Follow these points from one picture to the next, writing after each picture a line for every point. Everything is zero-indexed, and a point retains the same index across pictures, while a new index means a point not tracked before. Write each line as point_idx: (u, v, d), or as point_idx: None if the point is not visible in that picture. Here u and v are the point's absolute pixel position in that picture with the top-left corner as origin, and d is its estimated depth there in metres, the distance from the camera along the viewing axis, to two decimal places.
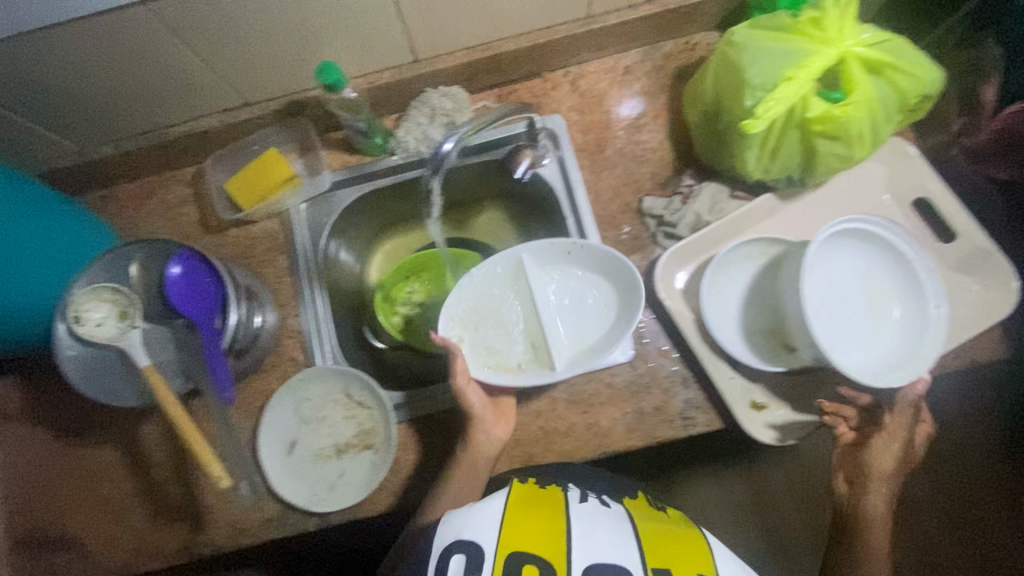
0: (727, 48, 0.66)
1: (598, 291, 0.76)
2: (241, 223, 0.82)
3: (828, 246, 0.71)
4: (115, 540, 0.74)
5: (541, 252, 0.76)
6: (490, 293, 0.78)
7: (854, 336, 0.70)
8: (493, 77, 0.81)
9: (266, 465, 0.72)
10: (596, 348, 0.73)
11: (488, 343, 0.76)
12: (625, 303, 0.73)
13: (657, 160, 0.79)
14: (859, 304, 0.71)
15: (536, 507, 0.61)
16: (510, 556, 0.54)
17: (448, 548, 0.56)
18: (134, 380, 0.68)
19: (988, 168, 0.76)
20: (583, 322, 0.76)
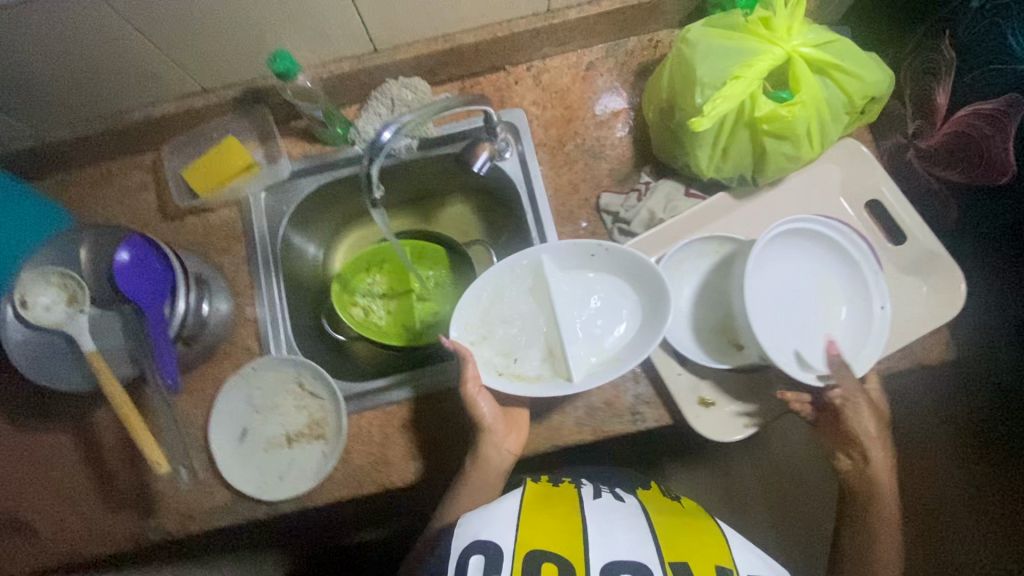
0: (681, 45, 0.67)
1: (620, 297, 0.74)
2: (199, 210, 0.81)
3: (776, 245, 0.72)
4: (63, 526, 0.74)
5: (562, 254, 0.73)
6: (504, 294, 0.75)
7: (801, 334, 0.71)
8: (456, 69, 0.81)
9: (216, 452, 0.72)
10: (618, 359, 0.70)
11: (502, 346, 0.75)
12: (650, 311, 0.71)
13: (616, 157, 0.80)
14: (807, 303, 0.72)
15: (549, 509, 0.62)
16: (527, 554, 0.55)
17: (464, 550, 0.57)
18: (80, 365, 0.68)
19: (942, 169, 0.76)
20: (602, 328, 0.73)
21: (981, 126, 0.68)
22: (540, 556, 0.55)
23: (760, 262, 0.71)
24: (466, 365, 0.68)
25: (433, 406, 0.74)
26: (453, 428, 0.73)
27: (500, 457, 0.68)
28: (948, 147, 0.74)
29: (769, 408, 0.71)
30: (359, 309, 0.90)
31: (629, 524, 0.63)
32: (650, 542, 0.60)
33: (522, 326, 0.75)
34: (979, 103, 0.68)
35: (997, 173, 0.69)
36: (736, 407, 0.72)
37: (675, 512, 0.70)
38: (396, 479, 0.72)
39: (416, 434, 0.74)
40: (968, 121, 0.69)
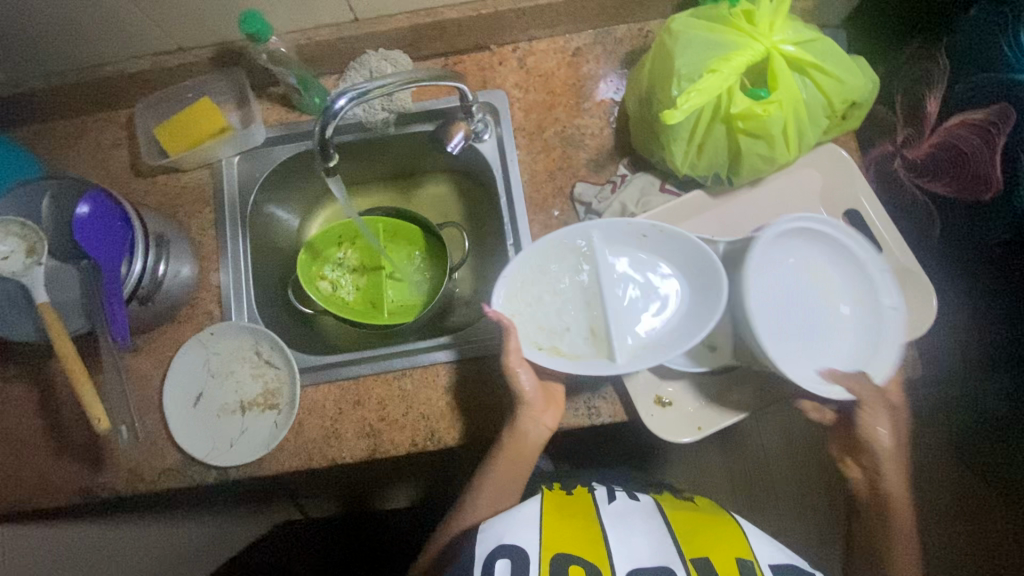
0: (664, 36, 0.65)
1: (673, 282, 0.70)
2: (171, 170, 0.80)
3: (778, 242, 0.67)
4: (14, 476, 0.74)
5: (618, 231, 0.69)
6: (546, 268, 0.71)
7: (810, 341, 0.65)
8: (439, 45, 0.79)
9: (169, 415, 0.72)
10: (663, 344, 0.68)
11: (540, 321, 0.71)
12: (699, 298, 0.68)
13: (595, 146, 0.78)
14: (813, 307, 0.67)
15: (570, 518, 0.61)
16: (553, 558, 0.55)
17: (490, 556, 0.56)
18: (35, 317, 0.68)
19: (922, 182, 0.74)
20: (650, 313, 0.70)
21: (969, 137, 0.66)
22: (566, 559, 0.55)
23: (762, 259, 0.65)
24: (511, 337, 0.65)
25: (389, 384, 0.74)
26: (408, 408, 0.73)
27: (538, 432, 0.67)
28: (935, 160, 0.72)
29: (725, 411, 0.71)
30: (327, 283, 0.90)
31: (644, 528, 0.62)
32: (670, 542, 0.59)
33: (567, 300, 0.72)
34: (968, 113, 0.67)
35: (982, 185, 0.68)
36: (691, 408, 0.71)
37: (691, 512, 0.67)
38: (346, 455, 0.71)
39: (370, 411, 0.73)
40: (955, 132, 0.68)
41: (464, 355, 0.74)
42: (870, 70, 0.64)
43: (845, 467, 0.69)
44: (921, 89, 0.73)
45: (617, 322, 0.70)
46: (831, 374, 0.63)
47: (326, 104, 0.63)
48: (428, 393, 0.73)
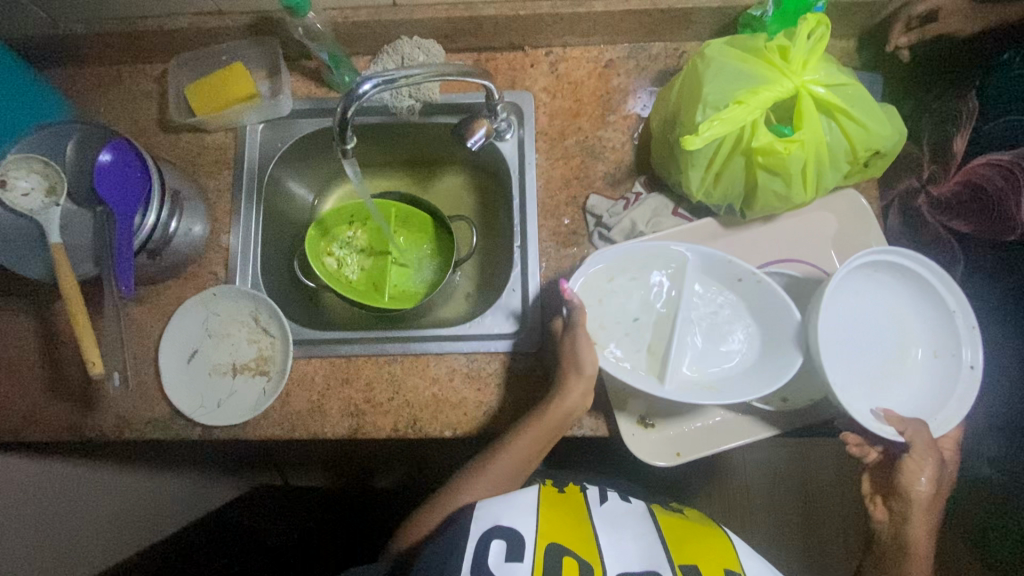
0: (697, 60, 0.65)
1: (749, 327, 0.68)
2: (196, 129, 0.82)
3: (853, 280, 0.66)
4: (8, 406, 0.75)
5: (713, 261, 0.67)
6: (634, 275, 0.70)
7: (868, 379, 0.66)
8: (473, 39, 0.80)
9: (162, 368, 0.74)
10: (715, 388, 0.66)
11: (604, 319, 0.69)
12: (769, 356, 0.66)
13: (615, 160, 0.78)
14: (878, 347, 0.67)
15: (562, 513, 0.60)
16: (549, 547, 0.54)
17: (483, 535, 0.54)
18: (45, 255, 0.69)
19: (947, 220, 0.71)
20: (718, 354, 0.68)
21: (995, 177, 0.65)
22: (558, 551, 0.54)
23: (838, 293, 0.65)
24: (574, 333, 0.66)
25: (379, 367, 0.75)
26: (395, 393, 0.74)
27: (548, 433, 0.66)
28: (959, 200, 0.69)
29: (705, 441, 0.69)
30: (332, 260, 0.91)
31: (632, 531, 0.61)
32: (659, 548, 0.58)
33: (637, 312, 0.70)
34: (994, 154, 0.65)
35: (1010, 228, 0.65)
36: (718, 419, 0.70)
37: (680, 520, 0.66)
38: (327, 430, 0.73)
39: (357, 391, 0.74)
40: (982, 170, 0.66)
41: (456, 349, 0.75)
42: (898, 121, 0.64)
43: (873, 506, 0.67)
44: (951, 128, 0.71)
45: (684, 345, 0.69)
46: (882, 413, 0.63)
47: (352, 87, 0.63)
48: (416, 382, 0.74)
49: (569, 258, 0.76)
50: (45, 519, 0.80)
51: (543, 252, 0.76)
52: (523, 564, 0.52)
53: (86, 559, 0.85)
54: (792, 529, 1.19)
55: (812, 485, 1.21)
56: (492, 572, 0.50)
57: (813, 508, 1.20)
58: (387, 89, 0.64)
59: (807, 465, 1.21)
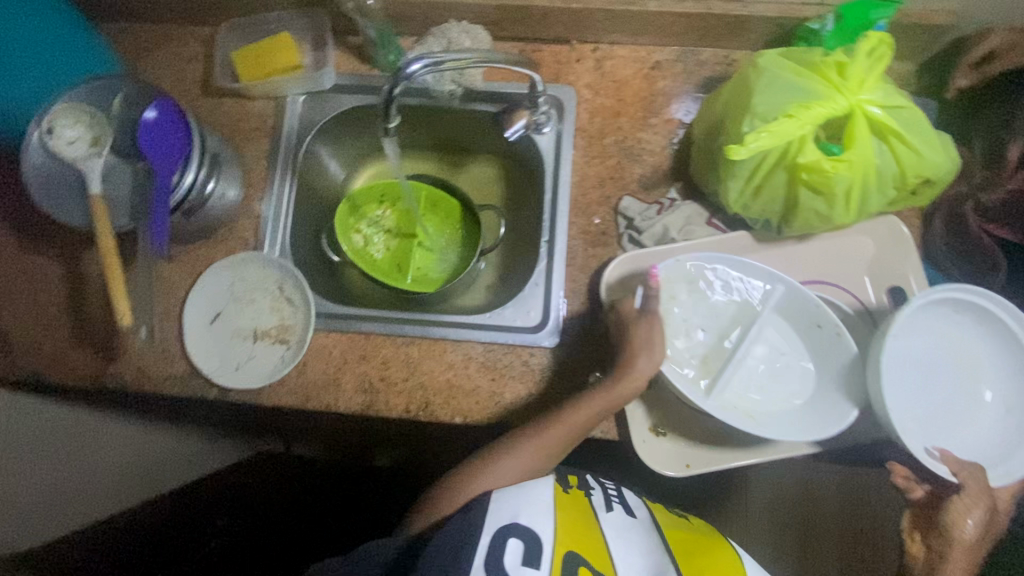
0: (749, 69, 0.64)
1: (809, 377, 0.66)
2: (239, 95, 0.82)
3: (926, 314, 0.64)
4: (35, 348, 0.78)
5: (800, 299, 0.66)
6: (713, 291, 0.69)
7: (929, 417, 0.62)
8: (521, 29, 0.79)
9: (186, 327, 0.75)
10: (755, 417, 0.64)
11: (673, 321, 0.68)
12: (817, 410, 0.64)
13: (653, 163, 0.77)
14: (945, 388, 0.63)
15: (572, 520, 0.57)
16: (567, 554, 0.53)
17: (502, 529, 0.53)
18: (83, 204, 0.70)
19: (992, 227, 0.72)
20: (771, 392, 0.66)
21: None
22: (575, 558, 0.53)
23: (908, 323, 0.63)
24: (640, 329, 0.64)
25: (397, 348, 0.75)
26: (410, 374, 0.75)
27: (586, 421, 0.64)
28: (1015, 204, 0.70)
29: (719, 456, 0.68)
30: (359, 237, 0.91)
31: (641, 539, 0.60)
32: (667, 558, 0.57)
33: (704, 329, 0.69)
34: None
35: None
36: (737, 435, 0.68)
37: (686, 532, 0.64)
38: (341, 405, 0.73)
39: (373, 368, 0.75)
40: None
41: (474, 338, 0.75)
42: (953, 149, 0.62)
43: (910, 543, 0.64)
44: (1004, 136, 0.71)
45: (737, 368, 0.67)
46: (938, 452, 0.59)
47: (401, 65, 0.63)
48: (432, 366, 0.75)
49: (596, 259, 0.75)
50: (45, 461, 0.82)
51: (570, 250, 0.76)
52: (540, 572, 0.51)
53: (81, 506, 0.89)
54: (790, 554, 1.18)
55: (817, 511, 1.19)
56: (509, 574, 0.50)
57: (816, 533, 1.18)
58: (434, 71, 0.64)
59: (814, 491, 1.19)
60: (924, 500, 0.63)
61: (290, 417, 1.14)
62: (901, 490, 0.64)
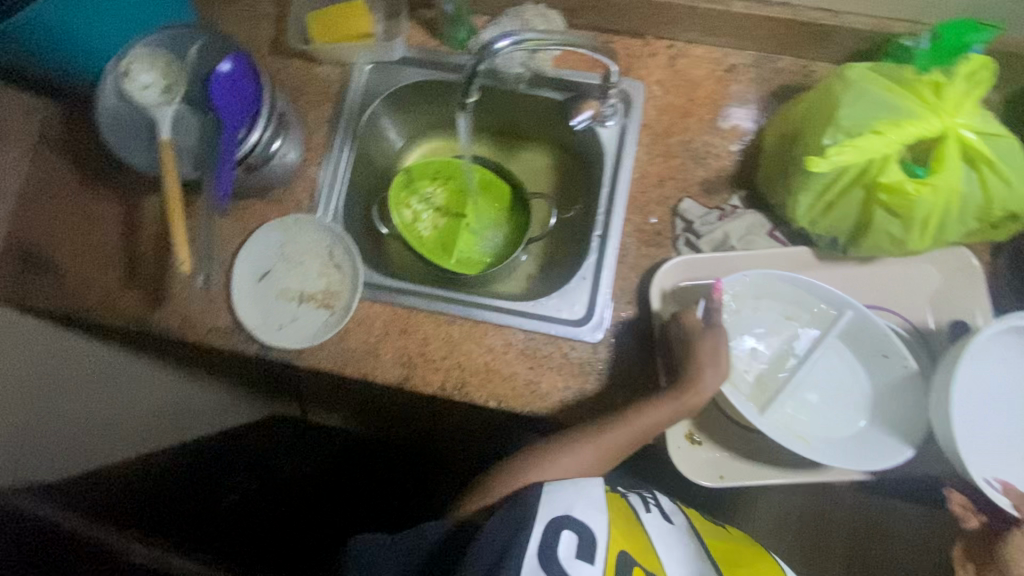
0: (836, 80, 0.62)
1: (870, 405, 0.65)
2: (308, 58, 0.82)
3: (1002, 342, 0.61)
4: (88, 285, 0.79)
5: (868, 326, 0.65)
6: (778, 309, 0.68)
7: (995, 446, 0.60)
8: (597, 18, 0.78)
9: (235, 282, 0.76)
10: (808, 440, 0.64)
11: (734, 335, 0.68)
12: (875, 438, 0.63)
13: (717, 168, 0.75)
14: (1013, 417, 0.61)
15: (620, 521, 0.58)
16: (620, 553, 0.54)
17: (555, 522, 0.53)
18: (151, 147, 0.71)
19: None
20: (828, 416, 0.65)
21: None
22: (629, 560, 0.54)
23: (985, 351, 0.60)
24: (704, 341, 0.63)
25: (438, 325, 0.76)
26: (449, 353, 0.75)
27: (646, 431, 0.64)
28: None
29: (754, 471, 0.67)
30: (409, 212, 0.91)
31: (686, 548, 0.60)
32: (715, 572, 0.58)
33: (765, 346, 0.67)
34: None
35: None
36: (775, 453, 0.67)
37: (726, 544, 0.64)
38: (378, 375, 0.74)
39: (414, 342, 0.75)
40: None
41: (516, 325, 0.75)
42: None
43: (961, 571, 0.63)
44: None
45: (793, 390, 0.66)
46: (1000, 484, 0.58)
47: (487, 42, 0.63)
48: (472, 347, 0.74)
49: (649, 259, 0.74)
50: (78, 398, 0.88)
51: (623, 247, 0.75)
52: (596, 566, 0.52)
53: (111, 448, 0.93)
54: None
55: None
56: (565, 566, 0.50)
57: None
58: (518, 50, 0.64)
59: None
60: (978, 531, 0.61)
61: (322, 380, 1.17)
62: (958, 519, 0.61)
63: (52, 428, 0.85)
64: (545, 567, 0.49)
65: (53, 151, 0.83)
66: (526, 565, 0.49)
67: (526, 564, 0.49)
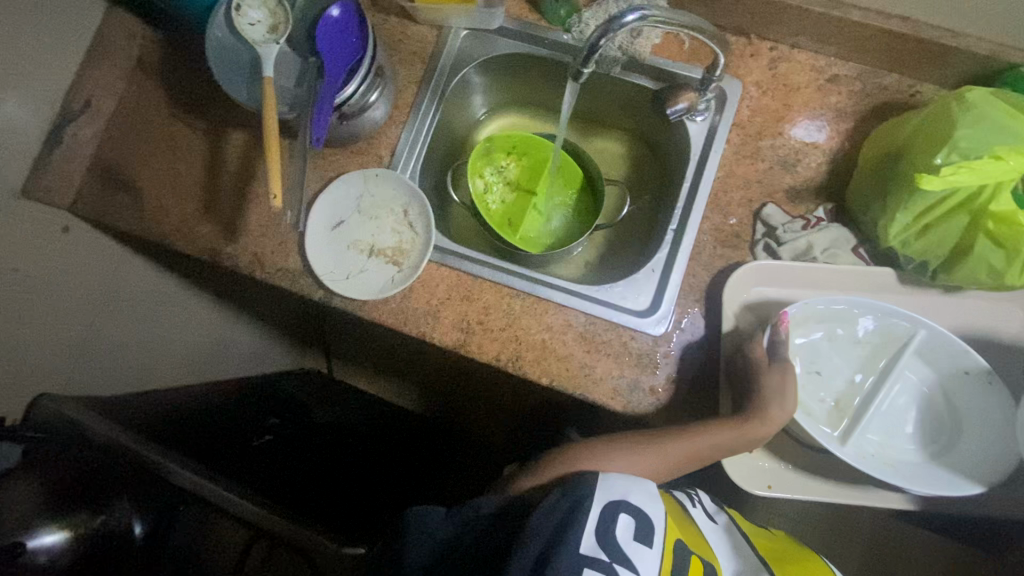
0: (954, 101, 0.61)
1: (957, 426, 0.64)
2: (405, 16, 0.83)
3: None
4: (163, 211, 0.80)
5: (946, 347, 0.65)
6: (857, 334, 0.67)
7: None
8: (703, 10, 0.77)
9: (311, 228, 0.77)
10: (893, 465, 0.64)
11: (812, 362, 0.68)
12: (966, 460, 0.63)
13: (805, 177, 0.74)
14: None
15: (671, 516, 0.61)
16: (675, 542, 0.58)
17: (612, 505, 0.56)
18: (254, 84, 0.73)
19: None
20: (911, 438, 0.65)
21: None
22: (684, 550, 0.58)
23: None
24: (770, 379, 0.64)
25: (501, 297, 0.75)
26: (509, 326, 0.74)
27: (704, 445, 0.64)
28: None
29: (806, 485, 0.67)
30: (481, 182, 0.91)
31: (734, 546, 0.65)
32: (764, 571, 0.63)
33: (841, 371, 0.67)
34: None
35: None
36: (830, 472, 0.67)
37: (770, 542, 0.69)
38: (436, 336, 0.74)
39: (474, 310, 0.75)
40: None
41: (579, 307, 0.74)
42: None
43: None
44: None
45: (873, 422, 0.66)
46: None
47: (614, 14, 0.63)
48: (531, 323, 0.74)
49: (723, 260, 0.73)
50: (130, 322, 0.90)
51: (697, 244, 0.74)
52: (652, 549, 0.55)
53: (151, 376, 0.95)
54: None
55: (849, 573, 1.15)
56: (622, 548, 0.54)
57: None
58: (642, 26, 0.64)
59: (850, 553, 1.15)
60: None
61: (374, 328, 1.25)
62: None
63: (102, 344, 0.86)
64: (602, 546, 0.53)
65: (145, 75, 0.84)
66: (585, 542, 0.53)
67: (585, 540, 0.53)
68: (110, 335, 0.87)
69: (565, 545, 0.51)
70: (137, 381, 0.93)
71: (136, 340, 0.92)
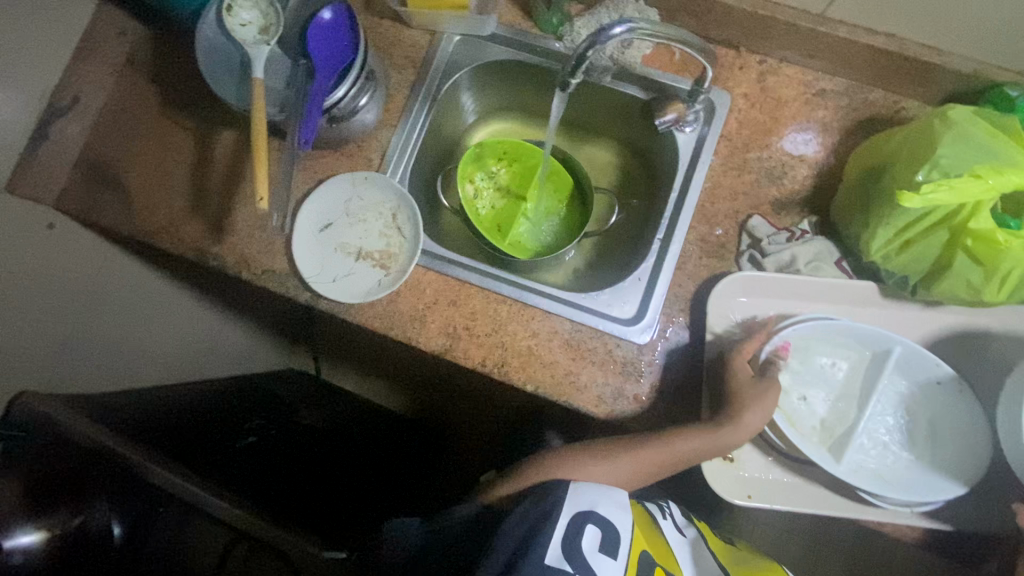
0: (937, 119, 0.62)
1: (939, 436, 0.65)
2: (398, 20, 0.83)
3: None
4: (150, 209, 0.80)
5: (919, 359, 0.66)
6: (836, 352, 0.68)
7: None
8: (693, 22, 0.77)
9: (298, 230, 0.77)
10: (884, 478, 0.64)
11: (796, 383, 0.68)
12: (952, 468, 0.64)
13: (791, 189, 0.75)
14: None
15: (640, 527, 0.62)
16: (643, 553, 0.58)
17: (580, 516, 0.56)
18: (243, 84, 0.73)
19: None
20: (898, 451, 0.66)
21: None
22: (651, 561, 0.59)
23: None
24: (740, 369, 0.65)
25: (488, 302, 0.75)
26: (495, 331, 0.74)
27: (685, 453, 0.64)
28: None
29: (785, 496, 0.67)
30: (471, 188, 0.92)
31: (698, 562, 0.65)
32: None
33: (826, 391, 0.68)
34: None
35: None
36: (810, 483, 0.67)
37: (738, 555, 0.69)
38: (421, 341, 0.74)
39: (460, 315, 0.75)
40: None
41: (565, 315, 0.74)
42: None
43: None
44: None
45: (865, 439, 0.66)
46: None
47: (602, 26, 0.63)
48: (518, 329, 0.74)
49: (709, 271, 0.74)
50: (113, 320, 0.89)
51: (684, 253, 0.74)
52: (618, 561, 0.55)
53: (133, 374, 0.94)
54: None
55: None
56: (588, 559, 0.54)
57: None
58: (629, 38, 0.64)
59: None
60: None
61: (364, 334, 1.27)
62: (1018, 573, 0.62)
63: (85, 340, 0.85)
64: (567, 558, 0.53)
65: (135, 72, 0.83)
66: (550, 554, 0.53)
67: (550, 552, 0.53)
68: (93, 334, 0.86)
69: (535, 555, 0.52)
70: (121, 380, 0.92)
71: (120, 339, 0.91)
